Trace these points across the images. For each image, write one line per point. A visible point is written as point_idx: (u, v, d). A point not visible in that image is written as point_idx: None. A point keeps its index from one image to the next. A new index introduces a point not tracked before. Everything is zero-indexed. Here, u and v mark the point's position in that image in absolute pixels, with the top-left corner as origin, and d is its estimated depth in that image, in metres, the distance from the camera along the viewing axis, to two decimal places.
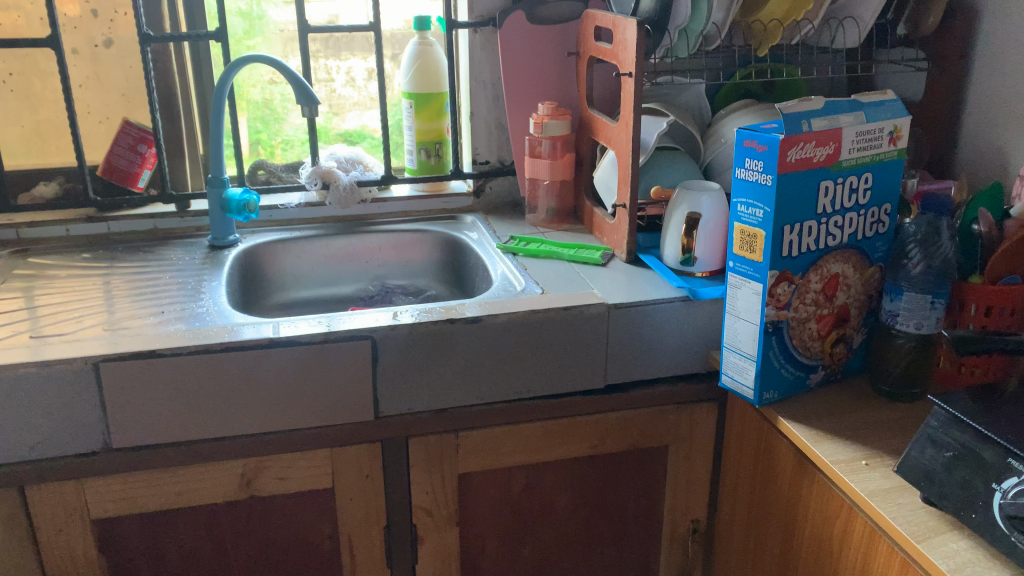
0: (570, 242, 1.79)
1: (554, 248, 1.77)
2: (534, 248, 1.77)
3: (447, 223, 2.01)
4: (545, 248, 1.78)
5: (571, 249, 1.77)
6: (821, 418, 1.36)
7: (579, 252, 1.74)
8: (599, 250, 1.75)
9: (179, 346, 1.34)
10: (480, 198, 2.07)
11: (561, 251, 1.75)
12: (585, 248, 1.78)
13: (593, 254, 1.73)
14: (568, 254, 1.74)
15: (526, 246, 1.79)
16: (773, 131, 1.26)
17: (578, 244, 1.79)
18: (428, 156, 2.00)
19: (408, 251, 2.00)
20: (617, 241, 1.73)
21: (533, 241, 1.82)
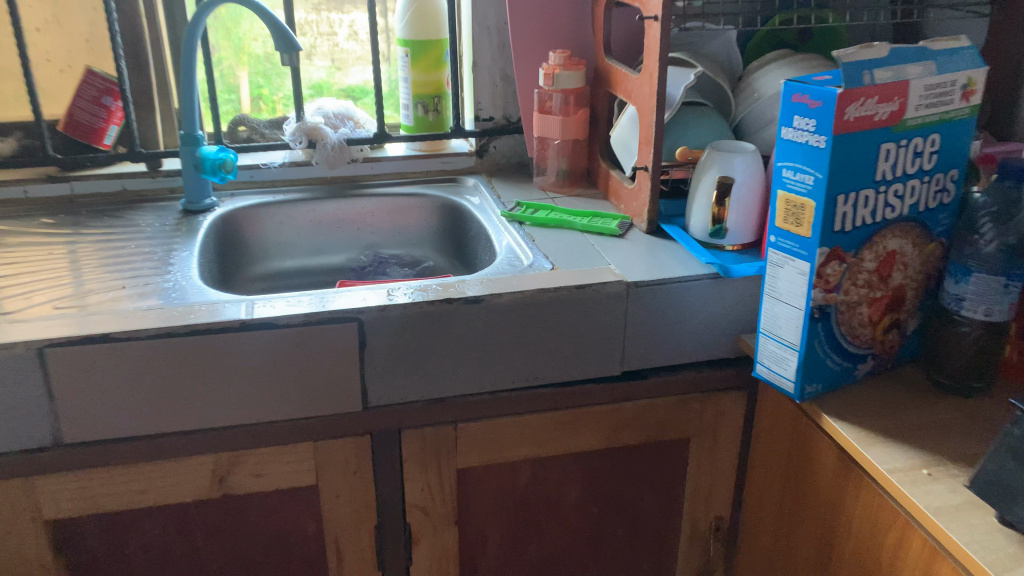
0: (583, 210, 1.61)
1: (565, 217, 1.59)
2: (544, 216, 1.59)
3: (447, 187, 1.83)
4: (555, 216, 1.59)
5: (584, 217, 1.58)
6: (871, 416, 1.19)
7: (593, 221, 1.56)
8: (615, 219, 1.56)
9: (138, 330, 1.16)
10: (484, 158, 1.87)
11: (573, 220, 1.57)
12: (600, 216, 1.59)
13: (609, 224, 1.55)
14: (581, 223, 1.56)
15: (534, 214, 1.60)
16: (828, 84, 1.07)
17: (592, 212, 1.60)
18: (426, 112, 1.82)
19: (403, 218, 1.82)
20: (636, 209, 1.55)
21: (542, 207, 1.64)
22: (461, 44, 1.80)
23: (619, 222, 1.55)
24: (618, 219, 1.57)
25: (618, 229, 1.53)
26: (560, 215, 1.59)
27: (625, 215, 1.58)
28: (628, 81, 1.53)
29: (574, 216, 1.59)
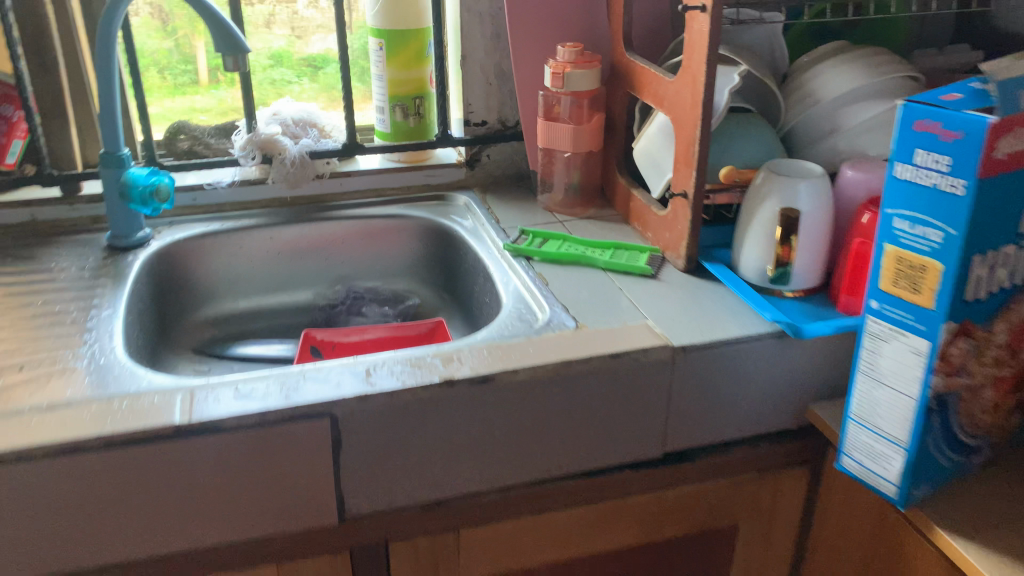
0: (604, 241, 1.32)
1: (582, 251, 1.30)
2: (556, 250, 1.30)
3: (432, 206, 1.53)
4: (570, 249, 1.30)
5: (606, 251, 1.29)
6: (997, 528, 0.93)
7: (617, 257, 1.28)
8: (644, 254, 1.28)
9: (32, 446, 0.86)
10: (475, 170, 1.57)
11: (593, 255, 1.28)
12: (624, 248, 1.31)
13: (637, 261, 1.26)
14: (603, 259, 1.27)
15: (544, 247, 1.31)
16: (968, 107, 0.78)
17: (615, 243, 1.31)
18: (404, 116, 1.52)
19: (380, 245, 1.52)
20: (670, 242, 1.26)
21: (553, 237, 1.34)
22: (447, 34, 1.49)
23: (649, 259, 1.27)
24: (647, 253, 1.29)
25: (649, 267, 1.25)
26: (576, 248, 1.30)
27: (655, 248, 1.30)
28: (660, 83, 1.24)
29: (593, 249, 1.30)
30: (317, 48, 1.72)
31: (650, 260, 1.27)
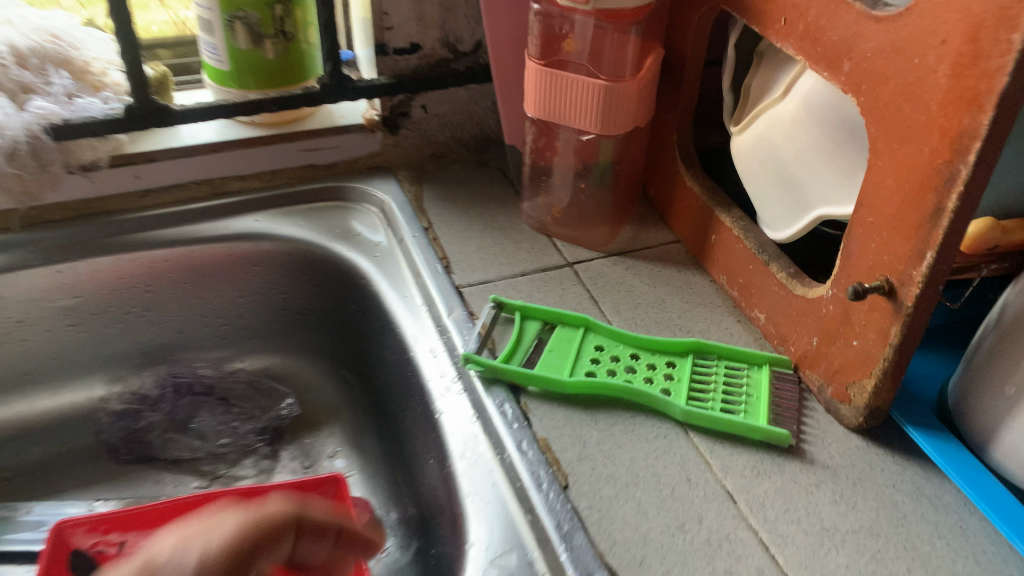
0: (676, 341, 0.64)
1: (637, 370, 0.62)
2: (585, 371, 0.62)
3: (325, 216, 0.82)
4: (612, 367, 0.62)
5: (686, 371, 0.62)
6: None
7: (708, 391, 0.60)
8: (765, 382, 0.61)
9: None
10: (402, 136, 0.85)
11: (663, 385, 0.60)
12: (718, 362, 0.63)
13: (759, 404, 0.59)
14: (687, 396, 0.60)
15: (555, 359, 0.63)
16: None
17: (699, 348, 0.64)
18: (253, 40, 0.76)
19: (222, 291, 0.81)
20: (824, 363, 0.60)
21: (568, 327, 0.66)
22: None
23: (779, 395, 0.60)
24: (769, 378, 0.62)
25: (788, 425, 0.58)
26: (623, 363, 0.62)
27: (784, 361, 0.63)
28: (833, 11, 0.52)
29: (657, 365, 0.62)
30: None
31: (781, 398, 0.60)
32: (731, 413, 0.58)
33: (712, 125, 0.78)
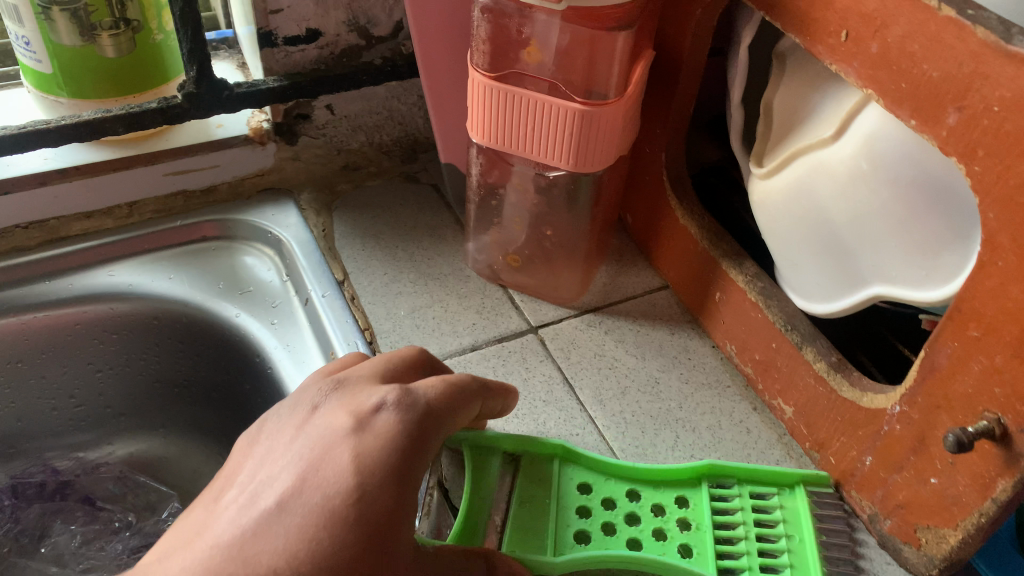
0: (686, 468, 0.48)
1: (641, 522, 0.46)
2: (574, 532, 0.45)
3: (205, 261, 0.62)
4: (609, 521, 0.46)
5: (705, 514, 0.46)
6: None
7: (739, 544, 0.45)
8: (808, 519, 0.46)
9: None
10: (304, 148, 0.65)
11: (679, 543, 0.45)
12: (741, 487, 0.48)
13: (807, 558, 0.45)
14: (714, 556, 0.44)
15: (531, 515, 0.45)
16: None
17: (715, 471, 0.48)
18: (82, 31, 0.54)
19: (69, 368, 0.61)
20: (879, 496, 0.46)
21: (539, 458, 0.48)
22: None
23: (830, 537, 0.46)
24: (810, 510, 0.47)
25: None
26: (620, 513, 0.46)
27: (821, 479, 0.49)
28: (931, 33, 0.35)
29: (665, 510, 0.47)
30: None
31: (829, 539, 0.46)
32: None
33: (703, 135, 0.61)
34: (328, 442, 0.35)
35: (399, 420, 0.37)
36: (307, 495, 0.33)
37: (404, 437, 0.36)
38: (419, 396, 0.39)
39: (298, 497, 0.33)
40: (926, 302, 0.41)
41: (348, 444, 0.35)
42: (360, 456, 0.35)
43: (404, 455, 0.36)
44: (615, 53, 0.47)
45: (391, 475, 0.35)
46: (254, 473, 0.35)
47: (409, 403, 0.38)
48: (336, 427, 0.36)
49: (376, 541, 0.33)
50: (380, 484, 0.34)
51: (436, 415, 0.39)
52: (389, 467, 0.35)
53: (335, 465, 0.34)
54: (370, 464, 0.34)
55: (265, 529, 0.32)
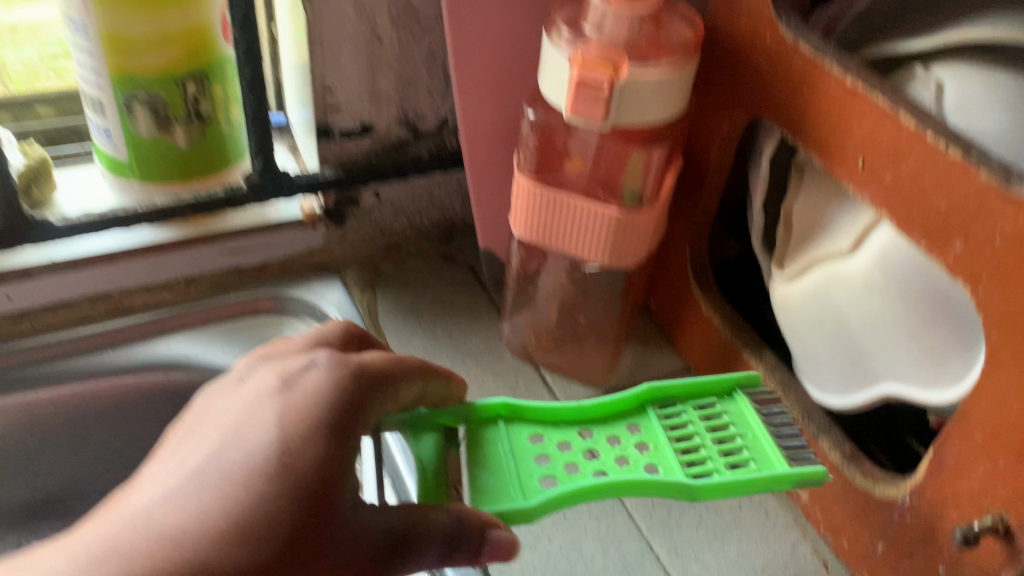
0: (629, 396, 0.53)
1: (602, 457, 0.50)
2: (539, 479, 0.48)
3: (256, 332, 0.66)
4: (570, 461, 0.49)
5: (659, 433, 0.52)
6: None
7: (696, 454, 0.51)
8: (750, 411, 0.53)
9: None
10: (350, 229, 0.69)
11: (644, 463, 0.50)
12: (684, 406, 0.54)
13: (764, 447, 0.51)
14: (680, 466, 0.50)
15: (491, 476, 0.47)
16: None
17: (654, 397, 0.54)
18: (158, 123, 0.59)
19: (124, 432, 0.64)
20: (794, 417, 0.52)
21: (484, 424, 0.51)
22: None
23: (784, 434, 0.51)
24: (751, 407, 0.53)
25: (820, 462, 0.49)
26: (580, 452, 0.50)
27: (753, 378, 0.55)
28: (941, 172, 0.40)
29: (621, 440, 0.52)
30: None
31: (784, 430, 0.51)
32: (740, 465, 0.50)
33: (726, 229, 0.66)
34: (258, 398, 0.43)
35: (329, 379, 0.43)
36: (234, 456, 0.40)
37: (330, 387, 0.43)
38: (352, 360, 0.45)
39: (227, 457, 0.40)
40: (939, 403, 0.44)
41: (276, 402, 0.42)
42: (284, 430, 0.40)
43: (335, 416, 0.41)
44: (649, 168, 0.53)
45: (323, 428, 0.40)
46: (199, 418, 0.44)
47: (339, 362, 0.44)
48: (267, 389, 0.43)
49: (316, 500, 0.38)
50: (304, 446, 0.40)
51: (369, 375, 0.45)
52: (315, 428, 0.40)
53: (255, 429, 0.41)
54: (291, 432, 0.40)
55: (185, 498, 0.38)
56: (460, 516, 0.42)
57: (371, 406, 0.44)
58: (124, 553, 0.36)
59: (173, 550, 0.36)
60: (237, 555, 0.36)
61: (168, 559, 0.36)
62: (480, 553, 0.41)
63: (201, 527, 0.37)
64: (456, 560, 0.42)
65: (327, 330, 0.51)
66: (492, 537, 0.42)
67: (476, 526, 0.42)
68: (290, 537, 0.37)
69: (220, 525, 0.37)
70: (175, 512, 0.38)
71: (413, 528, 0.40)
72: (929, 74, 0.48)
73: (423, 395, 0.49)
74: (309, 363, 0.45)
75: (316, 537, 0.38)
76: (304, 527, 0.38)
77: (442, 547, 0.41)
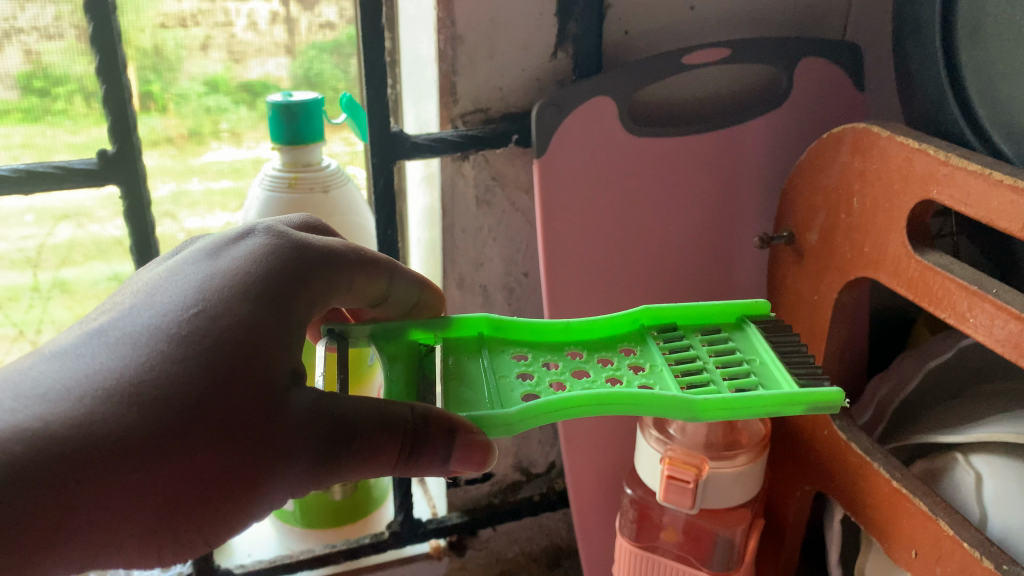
0: (623, 317, 0.50)
1: (592, 375, 0.46)
2: (520, 394, 0.44)
3: None
4: (555, 379, 0.46)
5: (657, 356, 0.47)
6: None
7: (701, 378, 0.45)
8: (761, 337, 0.49)
9: None
10: (471, 558, 0.79)
11: (639, 380, 0.45)
12: (686, 333, 0.50)
13: (772, 369, 0.46)
14: (681, 383, 0.45)
15: (468, 392, 0.44)
16: None
17: (653, 320, 0.51)
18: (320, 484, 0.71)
19: None
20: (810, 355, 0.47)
21: (465, 348, 0.48)
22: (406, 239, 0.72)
23: (792, 358, 0.46)
24: (759, 334, 0.49)
25: (831, 383, 0.44)
26: (565, 373, 0.46)
27: (761, 307, 0.52)
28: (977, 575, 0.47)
29: (613, 361, 0.48)
30: (260, 73, 0.72)
31: (793, 354, 0.47)
32: (745, 382, 0.44)
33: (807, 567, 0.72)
34: (183, 262, 0.41)
35: (264, 246, 0.42)
36: (141, 316, 0.37)
37: (265, 256, 0.41)
38: (293, 236, 0.44)
39: (136, 317, 0.37)
40: None
41: (204, 266, 0.40)
42: (209, 286, 0.39)
43: (270, 286, 0.40)
44: (735, 541, 0.62)
45: (262, 298, 0.39)
46: (125, 288, 0.42)
47: (277, 235, 0.43)
48: (195, 257, 0.42)
49: (235, 354, 0.36)
50: (231, 309, 0.37)
51: (310, 257, 0.43)
52: (243, 293, 0.38)
53: (166, 293, 0.39)
54: (217, 284, 0.39)
55: (75, 362, 0.35)
56: (423, 414, 0.38)
57: (319, 284, 0.43)
58: (1, 404, 0.32)
59: (50, 407, 0.33)
60: (128, 417, 0.33)
61: (46, 416, 0.32)
62: (448, 456, 0.38)
63: (94, 381, 0.34)
64: (419, 466, 0.38)
65: (290, 222, 0.49)
66: (464, 439, 0.38)
67: (442, 418, 0.38)
68: (202, 395, 0.34)
69: (115, 383, 0.34)
70: (65, 366, 0.35)
71: (363, 416, 0.37)
72: (969, 462, 0.55)
73: (388, 293, 0.50)
74: (247, 233, 0.43)
75: (242, 392, 0.35)
76: (229, 380, 0.35)
77: (399, 448, 0.37)
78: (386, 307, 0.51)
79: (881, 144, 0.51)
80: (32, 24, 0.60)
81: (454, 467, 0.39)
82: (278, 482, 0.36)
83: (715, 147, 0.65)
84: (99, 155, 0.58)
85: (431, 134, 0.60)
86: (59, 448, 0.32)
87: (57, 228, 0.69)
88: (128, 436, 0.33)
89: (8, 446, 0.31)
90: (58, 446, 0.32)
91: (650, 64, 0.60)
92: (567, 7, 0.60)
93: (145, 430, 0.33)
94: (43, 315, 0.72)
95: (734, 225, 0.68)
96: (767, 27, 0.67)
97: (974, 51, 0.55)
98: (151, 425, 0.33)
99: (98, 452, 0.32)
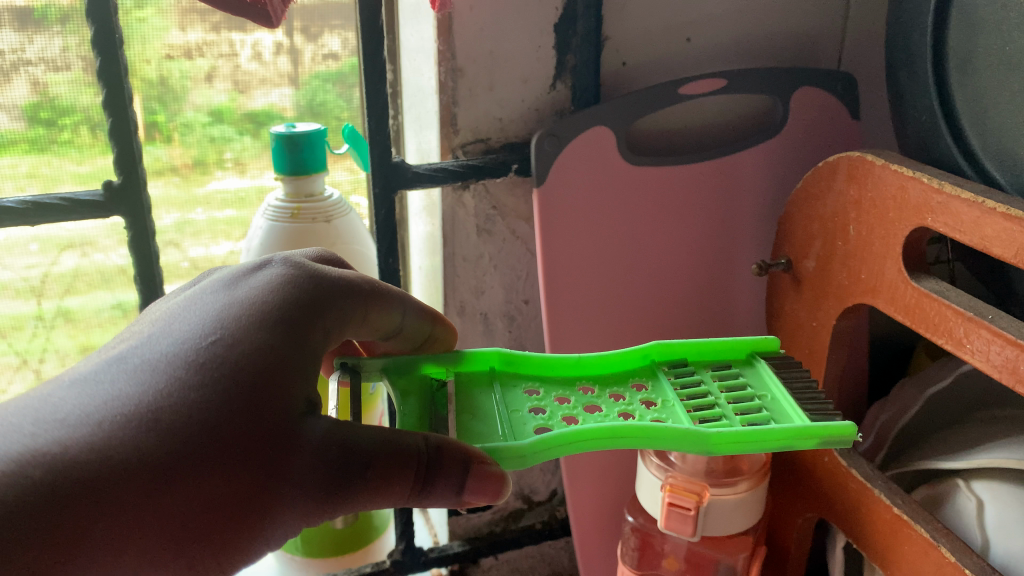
0: (634, 351, 0.51)
1: (604, 409, 0.46)
2: (532, 428, 0.44)
3: None
4: (567, 413, 0.46)
5: (668, 392, 0.48)
6: None
7: (716, 411, 0.45)
8: (772, 374, 0.49)
9: None
10: None
11: (651, 414, 0.45)
12: (697, 368, 0.51)
13: (783, 404, 0.46)
14: (693, 416, 0.45)
15: (481, 425, 0.44)
16: None
17: (664, 355, 0.51)
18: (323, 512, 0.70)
19: None
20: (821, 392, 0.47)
21: (477, 382, 0.48)
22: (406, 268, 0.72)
23: (804, 392, 0.46)
24: (769, 369, 0.50)
25: (842, 418, 0.45)
26: (576, 406, 0.47)
27: (770, 343, 0.52)
28: None
29: (624, 396, 0.48)
30: (264, 103, 0.72)
31: (804, 391, 0.47)
32: (757, 417, 0.45)
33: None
34: (201, 291, 0.42)
35: (281, 276, 0.43)
36: (160, 344, 0.38)
37: (283, 285, 0.42)
38: (309, 266, 0.45)
39: (155, 345, 0.38)
40: None
41: (222, 295, 0.41)
42: (227, 315, 0.39)
43: (286, 315, 0.40)
44: (737, 566, 0.62)
45: (282, 328, 0.39)
46: (141, 318, 0.43)
47: (294, 265, 0.44)
48: (213, 285, 0.42)
49: (252, 382, 0.36)
50: (249, 336, 0.38)
51: (326, 286, 0.44)
52: (260, 321, 0.39)
53: (185, 321, 0.40)
54: (236, 313, 0.39)
55: (95, 390, 0.35)
56: (438, 443, 0.39)
57: (333, 315, 0.43)
58: (22, 429, 0.33)
59: (70, 432, 0.33)
60: (146, 442, 0.33)
61: (64, 440, 0.32)
62: (461, 486, 0.38)
63: (114, 408, 0.34)
64: (433, 497, 0.39)
65: (306, 255, 0.49)
66: (476, 469, 0.39)
67: (456, 448, 0.39)
68: (220, 423, 0.35)
69: (134, 409, 0.34)
70: (84, 393, 0.35)
71: (379, 445, 0.38)
72: (970, 488, 0.55)
73: (402, 327, 0.50)
74: (264, 264, 0.44)
75: (259, 418, 0.36)
76: (248, 409, 0.36)
77: (414, 479, 0.38)
78: (398, 341, 0.52)
79: (876, 173, 0.52)
80: (39, 55, 0.61)
81: (467, 497, 0.39)
82: (292, 511, 0.36)
83: (712, 176, 0.66)
84: (104, 187, 0.58)
85: (432, 165, 0.61)
86: (78, 472, 0.32)
87: (61, 257, 0.69)
88: (146, 462, 0.33)
89: (29, 469, 0.31)
90: (77, 470, 0.32)
91: (647, 94, 0.61)
92: (565, 39, 0.61)
93: (163, 455, 0.33)
94: (47, 343, 0.73)
95: (731, 253, 0.68)
96: (762, 58, 0.68)
97: (966, 81, 0.56)
98: (171, 452, 0.33)
99: (117, 476, 0.32)
